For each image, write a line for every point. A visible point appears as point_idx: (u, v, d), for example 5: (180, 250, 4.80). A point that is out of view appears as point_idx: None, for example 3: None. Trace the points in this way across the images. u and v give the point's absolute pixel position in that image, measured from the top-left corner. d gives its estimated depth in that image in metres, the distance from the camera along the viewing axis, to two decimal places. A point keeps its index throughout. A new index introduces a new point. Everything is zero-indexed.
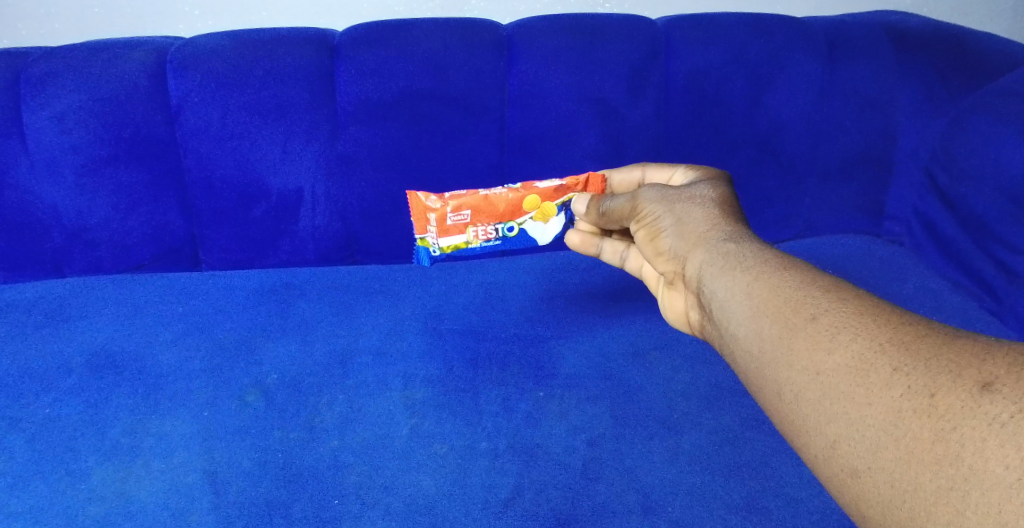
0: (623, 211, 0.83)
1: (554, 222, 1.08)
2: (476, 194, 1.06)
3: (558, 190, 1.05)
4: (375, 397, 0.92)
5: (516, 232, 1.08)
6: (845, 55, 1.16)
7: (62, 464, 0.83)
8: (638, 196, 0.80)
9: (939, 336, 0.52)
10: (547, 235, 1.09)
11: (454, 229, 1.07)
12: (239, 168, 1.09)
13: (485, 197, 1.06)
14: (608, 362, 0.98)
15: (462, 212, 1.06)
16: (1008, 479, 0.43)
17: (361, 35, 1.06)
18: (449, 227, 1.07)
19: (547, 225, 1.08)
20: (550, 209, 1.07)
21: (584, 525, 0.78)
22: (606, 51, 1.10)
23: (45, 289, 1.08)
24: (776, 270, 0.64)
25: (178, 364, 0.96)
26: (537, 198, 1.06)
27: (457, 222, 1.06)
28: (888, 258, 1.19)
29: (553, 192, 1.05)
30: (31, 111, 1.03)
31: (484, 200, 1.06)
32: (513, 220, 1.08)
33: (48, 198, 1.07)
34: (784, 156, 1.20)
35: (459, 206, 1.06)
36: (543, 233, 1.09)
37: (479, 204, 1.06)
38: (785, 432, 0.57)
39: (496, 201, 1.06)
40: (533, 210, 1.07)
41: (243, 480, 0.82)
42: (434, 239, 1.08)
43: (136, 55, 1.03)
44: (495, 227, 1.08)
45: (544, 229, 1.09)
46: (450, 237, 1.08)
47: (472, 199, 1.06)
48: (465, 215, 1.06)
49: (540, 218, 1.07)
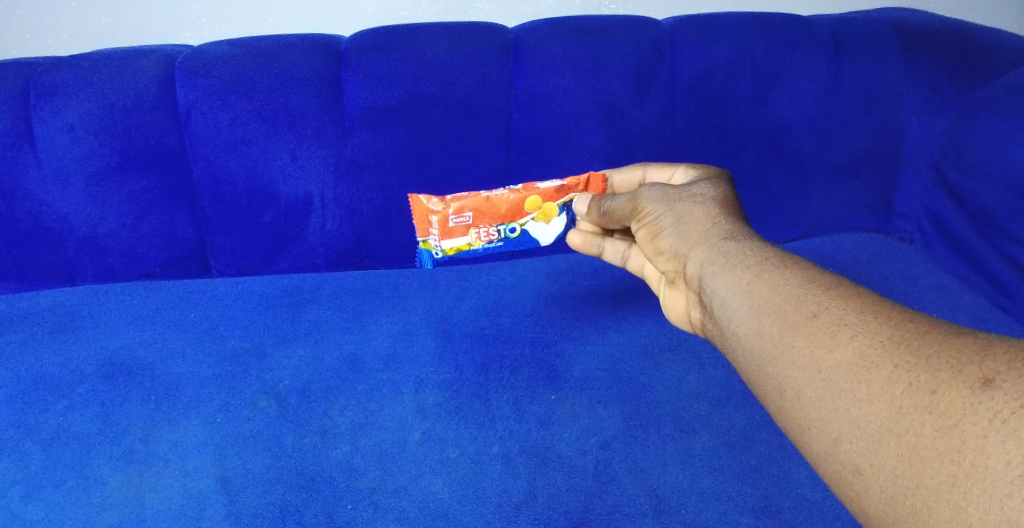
0: (624, 210, 0.83)
1: (556, 222, 1.08)
2: (478, 196, 1.06)
3: (559, 191, 1.05)
4: (386, 402, 0.92)
5: (516, 233, 1.08)
6: (852, 53, 1.16)
7: (77, 471, 0.84)
8: (638, 196, 0.81)
9: (940, 332, 0.52)
10: (549, 236, 1.09)
11: (456, 230, 1.07)
12: (248, 175, 1.09)
13: (486, 199, 1.06)
14: (617, 364, 0.98)
15: (464, 214, 1.06)
16: (1009, 474, 0.43)
17: (366, 41, 1.07)
18: (452, 229, 1.07)
19: (548, 225, 1.08)
20: (551, 209, 1.07)
21: None
22: (611, 52, 1.10)
23: (60, 297, 1.09)
24: (777, 268, 0.63)
25: (191, 372, 0.97)
26: (538, 198, 1.06)
27: (459, 223, 1.06)
28: (899, 256, 1.18)
29: (554, 192, 1.05)
30: (42, 121, 1.04)
31: (486, 202, 1.06)
32: (514, 222, 1.07)
33: (60, 207, 1.08)
34: (791, 154, 1.20)
35: (460, 209, 1.06)
36: (545, 234, 1.08)
37: (481, 206, 1.06)
38: (785, 429, 0.57)
39: (498, 202, 1.06)
40: (535, 210, 1.06)
41: (256, 486, 0.82)
42: (437, 242, 1.08)
43: (144, 64, 1.05)
44: (498, 228, 1.08)
45: (546, 229, 1.08)
46: (453, 240, 1.08)
47: (473, 201, 1.06)
48: (467, 217, 1.06)
49: (541, 219, 1.07)
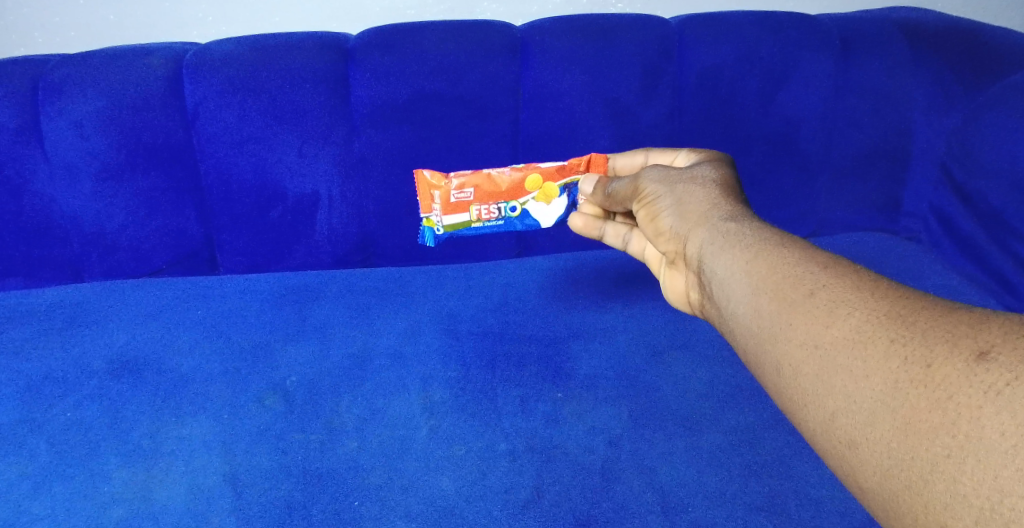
0: (626, 192, 0.84)
1: (557, 202, 1.10)
2: (480, 173, 1.09)
3: (559, 170, 1.08)
4: (394, 398, 0.93)
5: (517, 212, 1.10)
6: (859, 51, 1.16)
7: (85, 467, 0.85)
8: (639, 178, 0.83)
9: (937, 307, 0.52)
10: (549, 217, 1.11)
11: (457, 206, 1.09)
12: (256, 172, 1.10)
13: (488, 176, 1.09)
14: (624, 362, 0.98)
15: (465, 189, 1.08)
16: (1003, 445, 0.44)
17: (374, 39, 1.08)
18: (453, 204, 1.09)
19: (548, 206, 1.10)
20: (551, 189, 1.09)
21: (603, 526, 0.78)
22: (618, 51, 1.11)
23: (68, 294, 1.10)
24: (776, 248, 0.64)
25: (198, 368, 0.98)
26: (538, 177, 1.09)
27: (460, 198, 1.08)
28: (907, 256, 1.18)
29: (555, 171, 1.08)
30: (50, 118, 1.05)
31: (487, 180, 1.09)
32: (514, 200, 1.10)
33: (68, 204, 1.09)
34: (798, 153, 1.20)
35: (462, 184, 1.09)
36: (545, 214, 1.11)
37: (482, 183, 1.09)
38: (783, 405, 0.58)
39: (499, 180, 1.09)
40: (535, 189, 1.09)
41: (263, 482, 0.83)
42: (438, 217, 1.09)
43: (153, 62, 1.06)
44: (498, 206, 1.10)
45: (547, 210, 1.11)
46: (454, 216, 1.09)
47: (474, 177, 1.09)
48: (468, 193, 1.09)
49: (541, 198, 1.09)
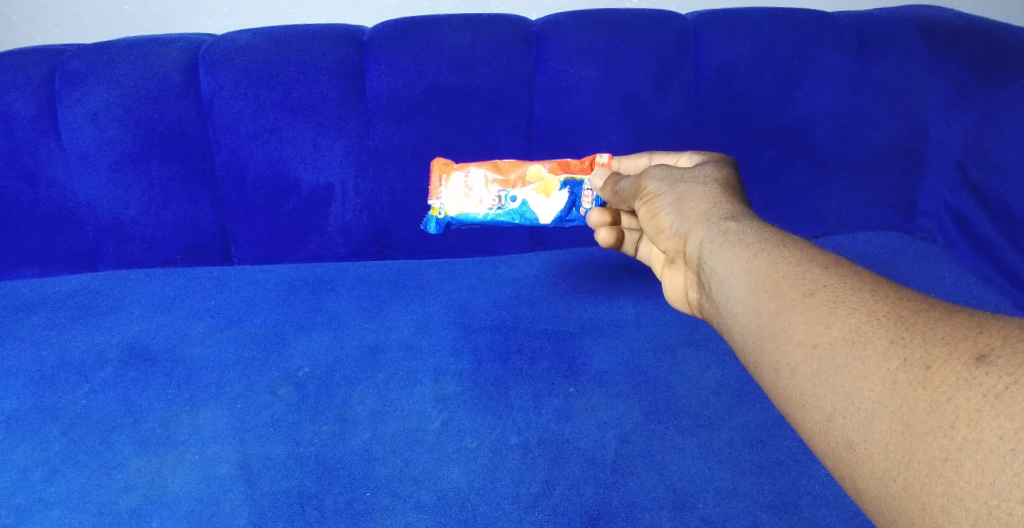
0: (630, 190, 0.84)
1: (557, 197, 1.11)
2: (486, 162, 1.12)
3: (561, 164, 1.11)
4: (407, 389, 0.93)
5: (516, 202, 1.11)
6: (879, 48, 1.14)
7: (98, 455, 0.86)
8: (644, 175, 0.83)
9: (937, 310, 0.52)
10: (548, 212, 1.12)
11: (459, 189, 1.11)
12: (271, 164, 1.11)
13: (492, 165, 1.12)
14: (635, 358, 0.98)
15: (468, 172, 1.11)
16: (1001, 449, 0.44)
17: (389, 32, 1.09)
18: (456, 188, 1.11)
19: (548, 201, 1.11)
20: (551, 183, 1.11)
21: (612, 522, 0.78)
22: (633, 45, 1.10)
23: (85, 282, 1.12)
24: (777, 248, 0.65)
25: (210, 357, 0.99)
26: (540, 169, 1.11)
27: (462, 182, 1.11)
28: (925, 256, 1.16)
29: (557, 166, 1.11)
30: (66, 107, 1.07)
31: (491, 168, 1.12)
32: (515, 190, 1.12)
33: (84, 194, 1.11)
34: (814, 149, 1.18)
35: (467, 169, 1.11)
36: (544, 207, 1.11)
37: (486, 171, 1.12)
38: (780, 405, 0.58)
39: (503, 170, 1.12)
40: (536, 181, 1.11)
41: (276, 472, 0.83)
42: (439, 200, 1.11)
43: (170, 52, 1.07)
44: (499, 195, 1.12)
45: (546, 205, 1.11)
46: (454, 200, 1.11)
47: (480, 165, 1.12)
48: (471, 177, 1.11)
49: (541, 191, 1.11)
